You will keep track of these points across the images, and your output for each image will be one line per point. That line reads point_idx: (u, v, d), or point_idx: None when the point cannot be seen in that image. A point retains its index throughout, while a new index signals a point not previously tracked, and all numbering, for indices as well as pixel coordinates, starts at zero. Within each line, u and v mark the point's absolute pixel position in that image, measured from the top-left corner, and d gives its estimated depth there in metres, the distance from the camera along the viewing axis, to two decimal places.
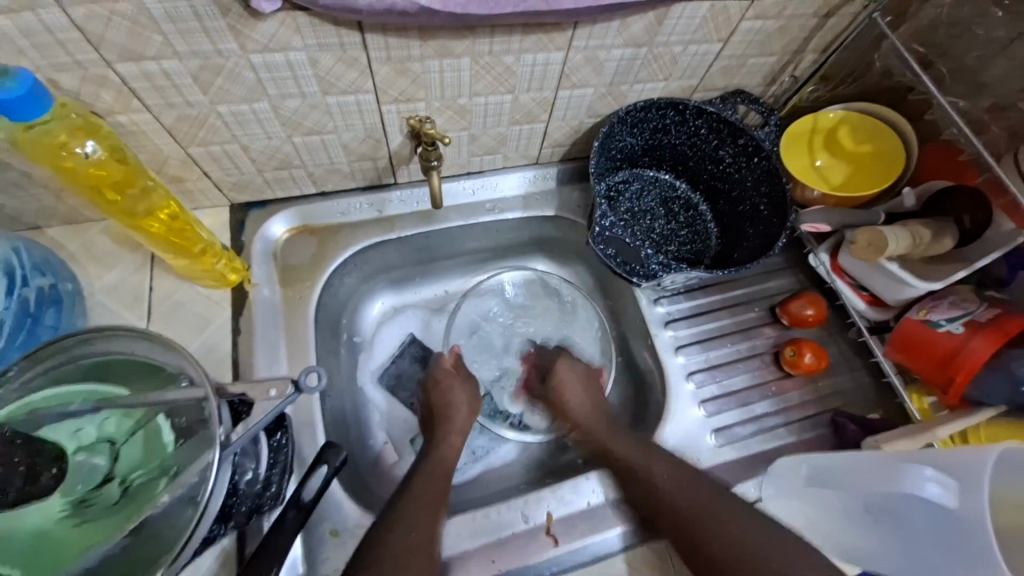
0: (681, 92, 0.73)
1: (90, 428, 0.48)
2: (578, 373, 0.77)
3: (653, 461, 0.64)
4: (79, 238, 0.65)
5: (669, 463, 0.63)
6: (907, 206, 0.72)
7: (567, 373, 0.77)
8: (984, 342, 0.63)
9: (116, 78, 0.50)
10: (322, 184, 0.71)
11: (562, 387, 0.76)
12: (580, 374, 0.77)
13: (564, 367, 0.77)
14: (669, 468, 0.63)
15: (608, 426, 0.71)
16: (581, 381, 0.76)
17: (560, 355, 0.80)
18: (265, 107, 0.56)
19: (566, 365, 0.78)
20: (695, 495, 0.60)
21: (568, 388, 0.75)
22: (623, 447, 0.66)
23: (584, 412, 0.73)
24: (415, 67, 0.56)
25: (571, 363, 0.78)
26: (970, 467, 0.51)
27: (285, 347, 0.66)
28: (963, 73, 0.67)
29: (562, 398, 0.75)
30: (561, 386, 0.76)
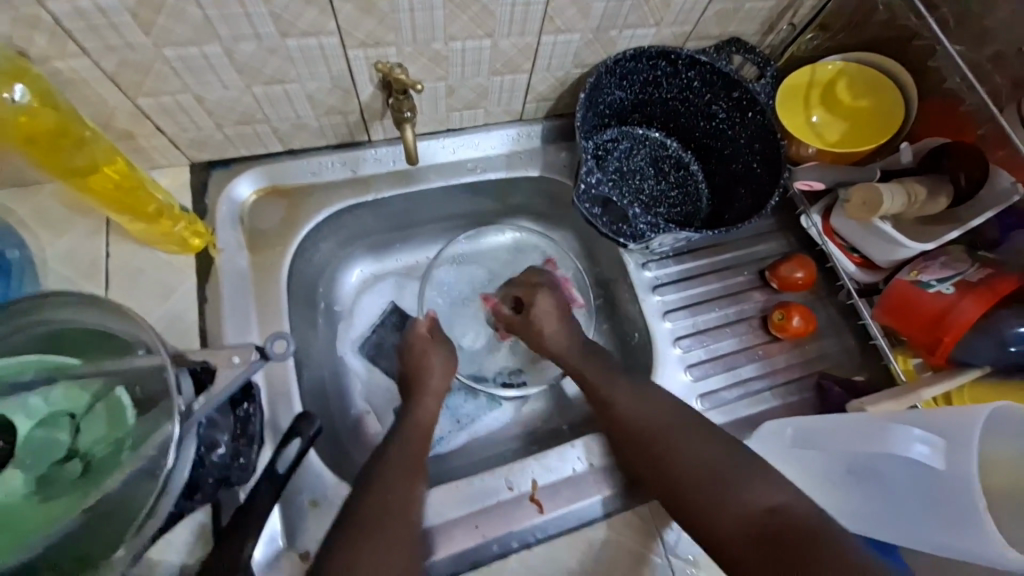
0: (673, 40, 0.68)
1: (44, 401, 0.45)
2: (557, 303, 0.74)
3: (656, 415, 0.62)
4: (27, 202, 0.60)
5: (659, 407, 0.62)
6: (903, 163, 0.69)
7: (545, 305, 0.74)
8: (974, 303, 0.62)
9: (46, 18, 0.44)
10: (289, 142, 0.66)
11: (541, 320, 0.73)
12: (559, 306, 0.74)
13: (545, 297, 0.74)
14: (654, 407, 0.62)
15: (595, 363, 0.69)
16: (557, 313, 0.74)
17: (542, 287, 0.76)
18: (217, 52, 0.51)
19: (548, 294, 0.75)
20: (689, 442, 0.59)
21: (541, 317, 0.73)
22: (620, 398, 0.64)
23: (564, 344, 0.72)
24: (383, 5, 0.50)
25: (552, 293, 0.75)
26: (961, 429, 0.51)
27: (255, 317, 0.63)
28: (968, 17, 0.63)
29: (541, 327, 0.73)
30: (538, 318, 0.73)
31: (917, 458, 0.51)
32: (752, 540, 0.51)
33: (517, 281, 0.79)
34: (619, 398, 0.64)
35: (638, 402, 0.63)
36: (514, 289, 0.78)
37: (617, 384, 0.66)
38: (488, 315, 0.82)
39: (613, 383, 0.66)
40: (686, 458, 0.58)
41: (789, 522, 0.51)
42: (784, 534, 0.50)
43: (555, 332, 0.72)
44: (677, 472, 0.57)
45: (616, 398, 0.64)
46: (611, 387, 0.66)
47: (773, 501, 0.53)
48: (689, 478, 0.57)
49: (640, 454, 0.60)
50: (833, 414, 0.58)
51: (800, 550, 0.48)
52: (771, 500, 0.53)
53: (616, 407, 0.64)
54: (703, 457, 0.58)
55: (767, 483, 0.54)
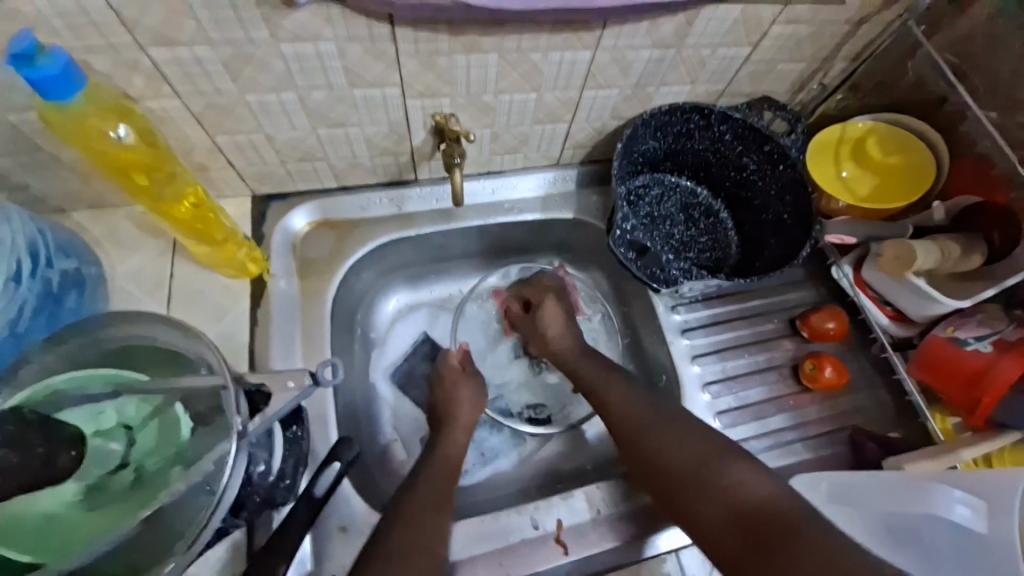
0: (707, 96, 0.72)
1: (108, 412, 0.47)
2: (563, 313, 0.76)
3: (640, 408, 0.63)
4: (103, 223, 0.65)
5: (647, 402, 0.64)
6: (936, 221, 0.70)
7: (551, 309, 0.76)
8: (1014, 363, 0.61)
9: (148, 64, 0.50)
10: (342, 178, 0.71)
11: (547, 319, 0.76)
12: (565, 313, 0.77)
13: (552, 304, 0.77)
14: (642, 402, 0.64)
15: (589, 363, 0.71)
16: (563, 317, 0.76)
17: (551, 291, 0.78)
18: (292, 98, 0.56)
19: (555, 303, 0.77)
20: (672, 432, 0.60)
21: (549, 321, 0.75)
22: (612, 394, 0.66)
23: (563, 343, 0.74)
24: (443, 61, 0.55)
25: (561, 301, 0.77)
26: (1001, 492, 0.50)
27: (299, 342, 0.66)
28: (999, 85, 0.65)
29: (544, 329, 0.75)
30: (544, 321, 0.76)
31: (958, 520, 0.51)
32: (732, 528, 0.53)
33: (530, 283, 0.81)
34: (608, 394, 0.66)
35: (630, 395, 0.65)
36: (526, 291, 0.80)
37: (610, 381, 0.68)
38: (496, 310, 0.84)
39: (605, 379, 0.68)
40: (668, 450, 0.59)
41: (768, 513, 0.51)
42: (761, 524, 0.51)
43: (560, 333, 0.74)
44: (657, 464, 0.59)
45: (604, 394, 0.67)
46: (603, 384, 0.68)
47: (750, 488, 0.54)
48: (671, 467, 0.58)
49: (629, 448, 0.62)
50: (868, 472, 0.57)
51: (773, 538, 0.49)
52: (752, 488, 0.54)
53: (607, 404, 0.66)
54: (682, 450, 0.59)
55: (751, 476, 0.55)
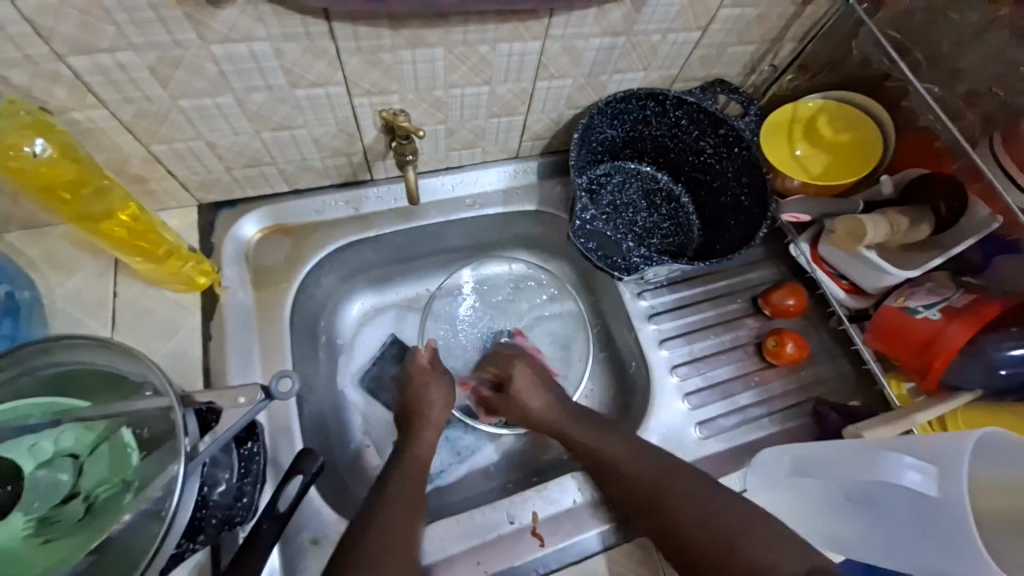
0: (660, 82, 0.72)
1: (48, 442, 0.45)
2: (530, 372, 0.74)
3: (643, 470, 0.60)
4: (37, 244, 0.62)
5: (649, 457, 0.61)
6: (885, 193, 0.72)
7: (523, 377, 0.73)
8: (961, 328, 0.63)
9: (68, 73, 0.47)
10: (294, 182, 0.69)
11: (520, 388, 0.72)
12: (535, 376, 0.73)
13: (521, 370, 0.74)
14: (647, 457, 0.61)
15: (582, 424, 0.67)
16: (534, 381, 0.73)
17: (518, 357, 0.77)
18: (230, 102, 0.54)
19: (525, 366, 0.74)
20: (687, 500, 0.57)
21: (524, 392, 0.71)
22: (612, 451, 0.63)
23: (550, 412, 0.69)
24: (387, 57, 0.54)
25: (526, 364, 0.75)
26: (947, 456, 0.52)
27: (259, 354, 0.64)
28: (938, 59, 0.67)
29: (521, 399, 0.71)
30: (517, 392, 0.72)
31: (911, 486, 0.51)
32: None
33: (495, 358, 0.79)
34: (613, 452, 0.62)
35: (634, 452, 0.62)
36: (490, 367, 0.78)
37: (610, 435, 0.64)
38: (469, 403, 0.79)
39: (603, 434, 0.65)
40: (690, 520, 0.55)
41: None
42: None
43: (543, 404, 0.70)
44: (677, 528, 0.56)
45: (602, 452, 0.63)
46: (605, 439, 0.64)
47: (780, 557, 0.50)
48: (688, 530, 0.55)
49: (644, 516, 0.58)
50: (827, 443, 0.60)
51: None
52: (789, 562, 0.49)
53: (614, 463, 0.62)
54: (704, 511, 0.55)
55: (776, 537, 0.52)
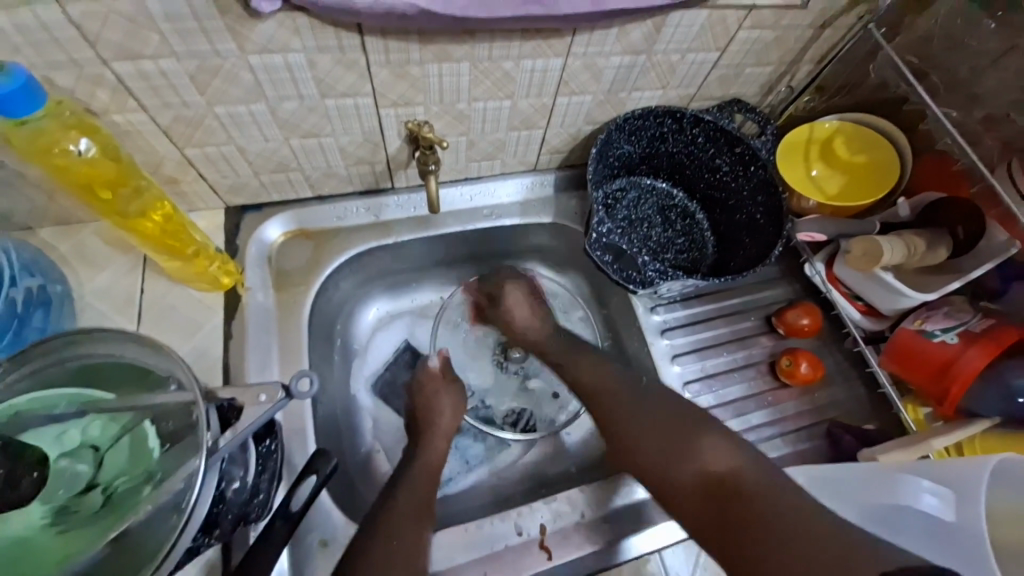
0: (678, 101, 0.73)
1: (74, 432, 0.46)
2: (526, 294, 0.78)
3: (602, 380, 0.67)
4: (70, 239, 0.64)
5: (621, 377, 0.66)
6: (902, 216, 0.73)
7: (515, 297, 0.78)
8: (979, 353, 0.63)
9: (111, 77, 0.49)
10: (318, 188, 0.71)
11: (510, 304, 0.78)
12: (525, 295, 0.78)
13: (513, 288, 0.79)
14: (617, 377, 0.66)
15: (558, 342, 0.74)
16: (527, 301, 0.78)
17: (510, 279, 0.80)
18: (262, 109, 0.56)
19: (514, 287, 0.79)
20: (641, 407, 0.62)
21: (512, 307, 0.77)
22: (579, 366, 0.70)
23: (533, 326, 0.76)
24: (414, 71, 0.56)
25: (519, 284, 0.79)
26: (968, 482, 0.51)
27: (276, 355, 0.65)
28: (958, 84, 0.68)
29: (509, 315, 0.77)
30: (508, 307, 0.78)
31: (926, 509, 0.52)
32: (699, 495, 0.54)
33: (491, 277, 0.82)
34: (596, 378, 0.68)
35: (606, 371, 0.67)
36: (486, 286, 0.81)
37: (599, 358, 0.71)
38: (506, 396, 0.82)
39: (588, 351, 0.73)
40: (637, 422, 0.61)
41: (732, 482, 0.53)
42: (731, 489, 0.53)
43: (528, 318, 0.77)
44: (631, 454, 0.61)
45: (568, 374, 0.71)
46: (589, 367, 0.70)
47: (712, 454, 0.56)
48: (632, 428, 0.61)
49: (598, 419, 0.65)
50: (848, 465, 0.59)
51: (741, 504, 0.51)
52: (721, 460, 0.55)
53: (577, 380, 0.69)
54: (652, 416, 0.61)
55: (728, 453, 0.56)
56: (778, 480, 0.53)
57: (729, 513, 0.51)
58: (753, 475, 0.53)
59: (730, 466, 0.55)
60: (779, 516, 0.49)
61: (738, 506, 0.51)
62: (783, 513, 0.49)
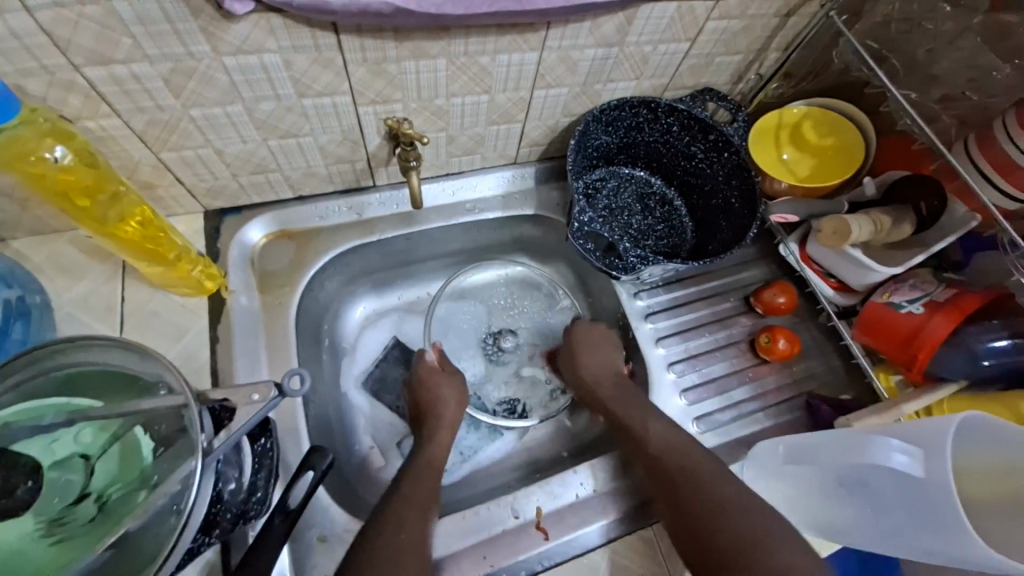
0: (652, 91, 0.74)
1: (65, 442, 0.46)
2: (609, 347, 0.76)
3: (672, 448, 0.63)
4: (44, 250, 0.63)
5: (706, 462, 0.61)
6: (868, 195, 0.75)
7: (590, 339, 0.77)
8: (942, 321, 0.66)
9: (82, 83, 0.48)
10: (299, 188, 0.71)
11: (585, 352, 0.76)
12: (608, 338, 0.77)
13: (595, 334, 0.77)
14: (698, 458, 0.62)
15: (625, 394, 0.70)
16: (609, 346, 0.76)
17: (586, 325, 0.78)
18: (239, 111, 0.56)
19: (592, 328, 0.78)
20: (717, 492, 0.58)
21: (586, 355, 0.75)
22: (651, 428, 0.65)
23: (603, 374, 0.74)
24: (391, 68, 0.56)
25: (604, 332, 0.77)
26: (934, 439, 0.53)
27: (265, 357, 0.65)
28: (914, 65, 0.71)
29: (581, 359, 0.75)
30: (583, 348, 0.76)
31: (898, 468, 0.53)
32: None
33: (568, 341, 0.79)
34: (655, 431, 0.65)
35: (682, 443, 0.63)
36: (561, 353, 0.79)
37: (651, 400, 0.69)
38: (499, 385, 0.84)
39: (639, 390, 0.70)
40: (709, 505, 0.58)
41: None
42: None
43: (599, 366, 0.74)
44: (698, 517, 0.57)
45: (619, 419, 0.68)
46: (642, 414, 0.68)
47: (798, 575, 0.51)
48: (706, 513, 0.57)
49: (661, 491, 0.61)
50: (822, 431, 0.61)
51: None
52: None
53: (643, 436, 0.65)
54: (732, 513, 0.56)
55: (803, 563, 0.52)
56: None
57: None
58: None
59: None
60: None
61: None
62: None
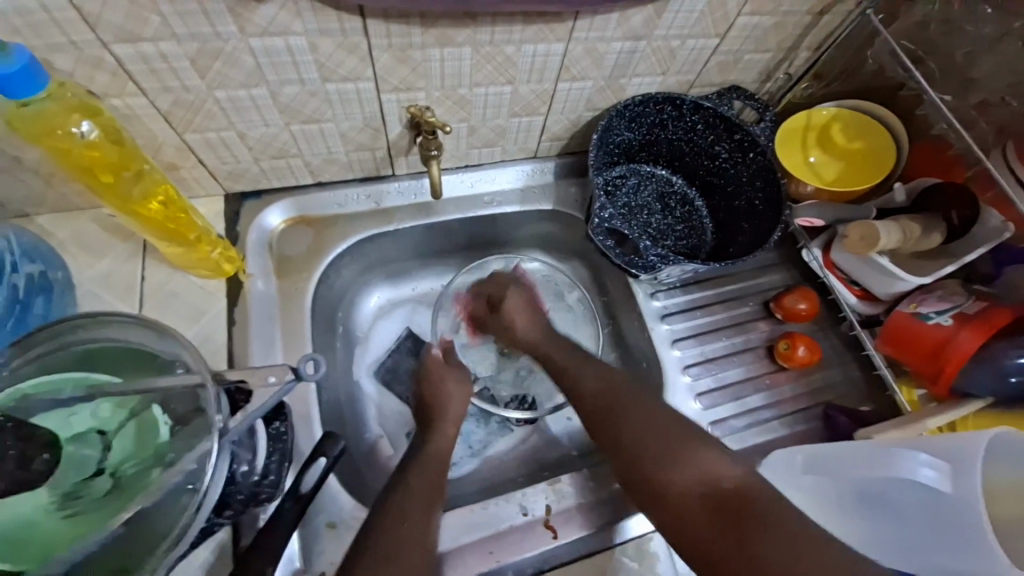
0: (678, 87, 0.73)
1: (83, 416, 0.47)
2: (524, 300, 0.78)
3: (603, 380, 0.65)
4: (68, 227, 0.63)
5: (629, 385, 0.64)
6: (898, 202, 0.73)
7: (514, 303, 0.77)
8: (971, 335, 0.64)
9: (110, 59, 0.48)
10: (318, 175, 0.70)
11: (512, 309, 0.77)
12: (527, 305, 0.77)
13: (512, 297, 0.78)
14: (623, 383, 0.64)
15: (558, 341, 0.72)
16: (524, 304, 0.77)
17: (511, 285, 0.80)
18: (263, 94, 0.56)
19: (518, 294, 0.78)
20: (643, 414, 0.60)
21: (513, 311, 0.76)
22: (582, 373, 0.67)
23: (533, 332, 0.74)
24: (416, 55, 0.55)
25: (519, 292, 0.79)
26: (963, 454, 0.52)
27: (280, 342, 0.66)
28: (953, 68, 0.69)
29: (510, 320, 0.76)
30: (510, 314, 0.76)
31: (925, 482, 0.52)
32: (706, 514, 0.51)
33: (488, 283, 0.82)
34: (697, 465, 0.55)
35: (608, 374, 0.66)
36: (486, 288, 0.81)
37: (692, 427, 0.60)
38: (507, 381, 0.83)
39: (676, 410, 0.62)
40: (636, 428, 0.59)
41: (742, 501, 0.50)
42: (740, 508, 0.50)
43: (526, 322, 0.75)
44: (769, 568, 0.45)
45: (668, 475, 0.55)
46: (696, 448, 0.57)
47: (721, 474, 0.54)
48: (637, 435, 0.59)
49: (596, 423, 0.63)
50: (842, 442, 0.58)
51: (748, 525, 0.48)
52: (732, 479, 0.53)
53: (574, 373, 0.67)
54: (656, 425, 0.59)
55: (721, 458, 0.55)
56: (786, 501, 0.50)
57: (740, 526, 0.48)
58: (762, 495, 0.51)
59: (741, 486, 0.52)
60: (786, 535, 0.46)
61: (751, 524, 0.48)
62: (787, 528, 0.46)
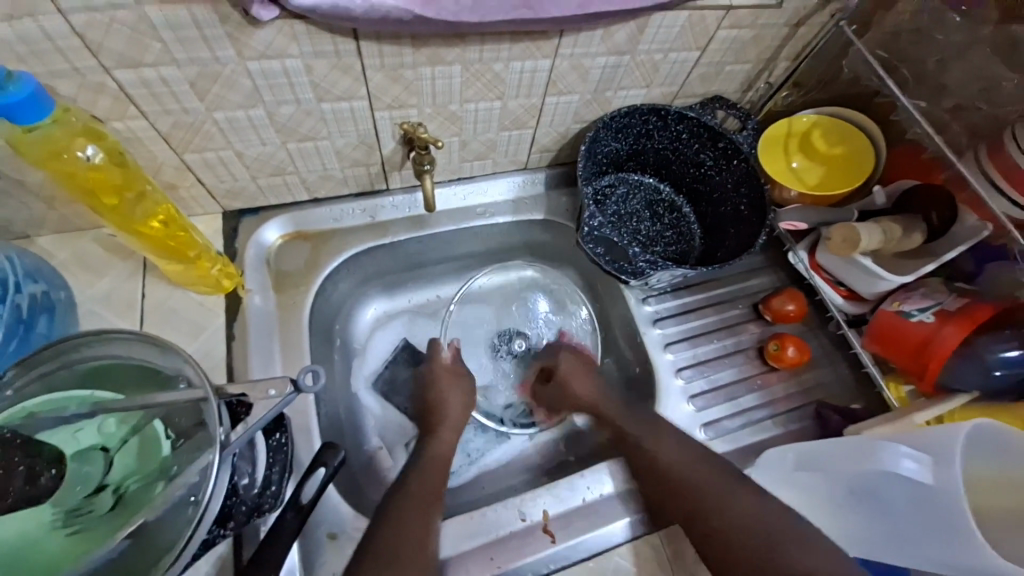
0: (662, 99, 0.75)
1: (85, 433, 0.47)
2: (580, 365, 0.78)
3: (683, 459, 0.62)
4: (69, 248, 0.64)
5: (713, 468, 0.61)
6: (878, 204, 0.75)
7: (569, 366, 0.78)
8: (955, 331, 0.66)
9: (112, 84, 0.50)
10: (314, 191, 0.72)
11: (567, 375, 0.77)
12: (586, 367, 0.78)
13: (567, 360, 0.79)
14: (707, 466, 0.61)
15: (630, 413, 0.70)
16: (582, 369, 0.78)
17: (563, 352, 0.81)
18: (261, 114, 0.57)
19: (573, 358, 0.79)
20: (734, 501, 0.58)
21: (569, 376, 0.77)
22: (657, 443, 0.65)
23: (594, 394, 0.74)
24: (408, 74, 0.57)
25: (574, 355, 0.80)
26: (943, 445, 0.53)
27: (279, 355, 0.67)
28: (924, 74, 0.71)
29: (568, 386, 0.76)
30: (566, 376, 0.77)
31: (907, 475, 0.53)
32: None
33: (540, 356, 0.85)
34: (793, 560, 0.52)
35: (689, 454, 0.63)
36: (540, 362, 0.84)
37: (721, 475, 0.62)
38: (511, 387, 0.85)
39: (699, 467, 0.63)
40: (731, 518, 0.57)
41: None
42: None
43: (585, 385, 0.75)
44: None
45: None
46: (787, 542, 0.54)
47: (822, 574, 0.51)
48: (725, 525, 0.57)
49: (676, 506, 0.61)
50: (829, 439, 0.60)
51: None
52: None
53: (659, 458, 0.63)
54: (746, 517, 0.57)
55: (826, 554, 0.53)
56: None
57: None
58: None
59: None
60: None
61: None
62: None
